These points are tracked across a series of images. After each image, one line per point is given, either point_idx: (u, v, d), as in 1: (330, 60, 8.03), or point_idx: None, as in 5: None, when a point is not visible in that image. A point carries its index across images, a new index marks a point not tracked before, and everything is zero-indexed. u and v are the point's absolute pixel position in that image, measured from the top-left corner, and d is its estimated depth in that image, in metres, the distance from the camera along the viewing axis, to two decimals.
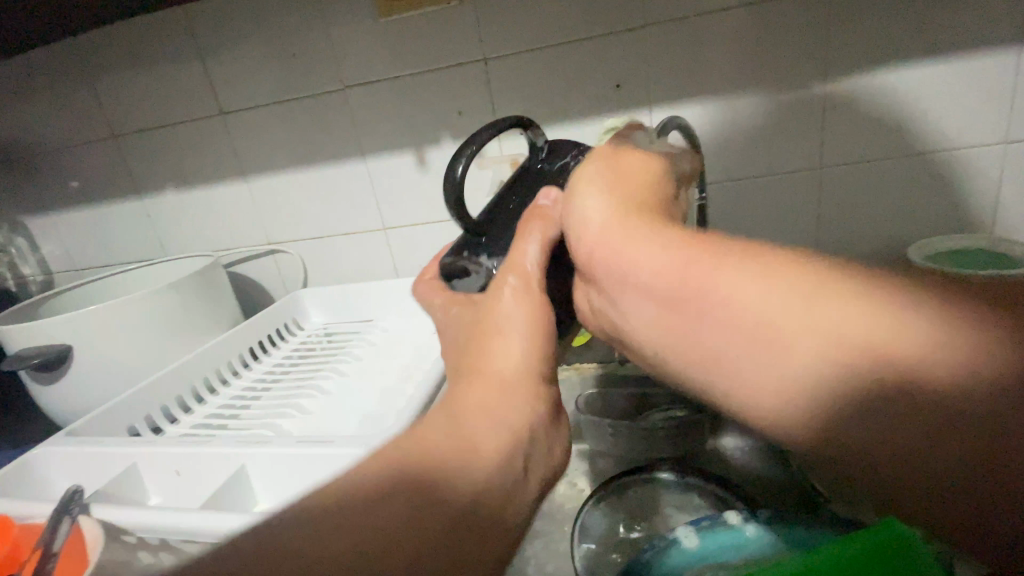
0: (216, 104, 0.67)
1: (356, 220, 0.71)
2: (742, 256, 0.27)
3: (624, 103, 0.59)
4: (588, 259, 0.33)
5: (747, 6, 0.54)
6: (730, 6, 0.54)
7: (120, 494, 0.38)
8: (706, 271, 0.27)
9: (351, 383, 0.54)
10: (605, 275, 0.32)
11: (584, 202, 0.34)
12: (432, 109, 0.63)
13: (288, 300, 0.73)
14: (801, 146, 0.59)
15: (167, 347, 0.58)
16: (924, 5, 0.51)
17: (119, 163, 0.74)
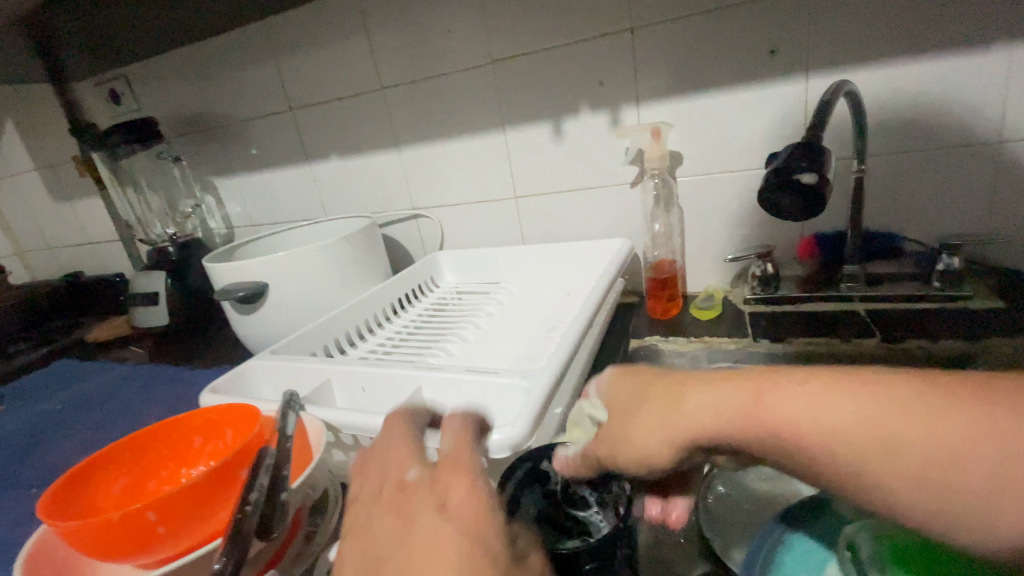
0: (377, 80, 0.75)
1: (492, 188, 0.76)
2: (677, 398, 0.27)
3: (778, 69, 0.57)
4: (644, 462, 0.28)
5: None
6: None
7: (320, 400, 0.46)
8: (688, 412, 0.26)
9: (488, 333, 0.60)
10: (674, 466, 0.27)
11: (630, 438, 0.28)
12: (573, 79, 0.65)
13: (427, 260, 0.80)
14: (984, 113, 0.52)
15: (337, 290, 0.67)
16: None
17: (292, 133, 0.86)
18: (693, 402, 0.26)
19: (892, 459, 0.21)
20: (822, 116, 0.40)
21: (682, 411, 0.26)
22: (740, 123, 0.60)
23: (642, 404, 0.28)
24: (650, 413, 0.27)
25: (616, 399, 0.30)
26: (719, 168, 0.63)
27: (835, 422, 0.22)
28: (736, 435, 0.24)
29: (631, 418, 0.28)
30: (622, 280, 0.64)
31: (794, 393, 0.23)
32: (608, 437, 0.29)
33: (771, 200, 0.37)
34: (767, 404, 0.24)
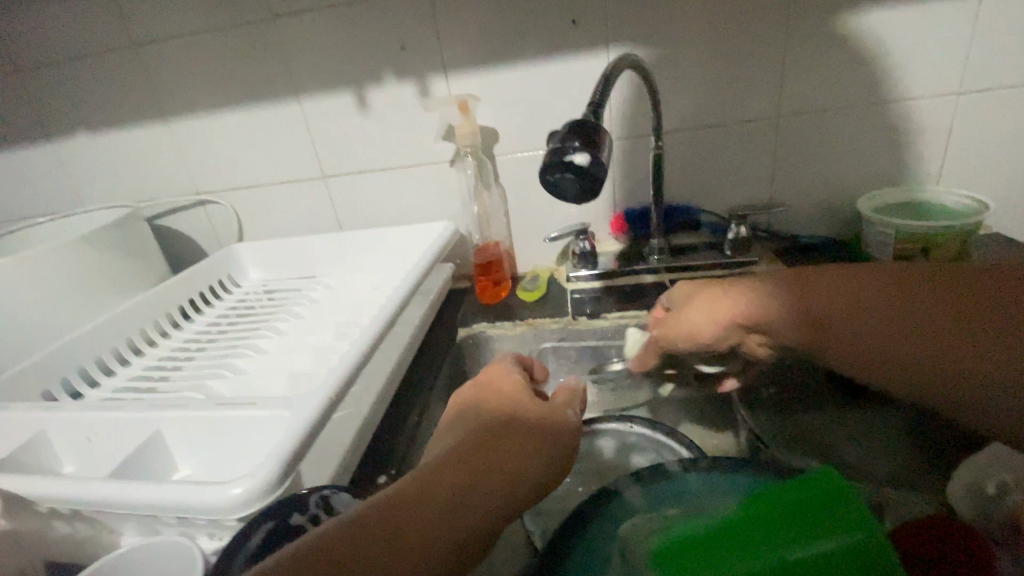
0: (127, 35, 0.60)
1: (295, 167, 0.66)
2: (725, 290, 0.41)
3: (581, 41, 0.55)
4: (699, 337, 0.42)
5: None
6: None
7: (21, 464, 0.34)
8: (729, 297, 0.41)
9: (289, 340, 0.52)
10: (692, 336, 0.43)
11: (688, 320, 0.43)
12: (372, 43, 0.57)
13: (222, 254, 0.68)
14: (756, 93, 0.57)
15: (83, 304, 0.54)
16: None
17: (15, 100, 0.65)
18: (729, 296, 0.41)
19: (911, 324, 0.32)
20: (602, 92, 0.39)
21: (722, 303, 0.41)
22: (550, 97, 0.58)
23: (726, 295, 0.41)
24: (709, 301, 0.41)
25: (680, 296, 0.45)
26: (535, 145, 0.61)
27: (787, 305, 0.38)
28: (763, 310, 0.39)
29: (700, 307, 0.42)
30: (443, 265, 0.59)
31: (829, 288, 0.36)
32: (682, 330, 0.43)
33: (551, 180, 0.34)
34: (778, 288, 0.39)
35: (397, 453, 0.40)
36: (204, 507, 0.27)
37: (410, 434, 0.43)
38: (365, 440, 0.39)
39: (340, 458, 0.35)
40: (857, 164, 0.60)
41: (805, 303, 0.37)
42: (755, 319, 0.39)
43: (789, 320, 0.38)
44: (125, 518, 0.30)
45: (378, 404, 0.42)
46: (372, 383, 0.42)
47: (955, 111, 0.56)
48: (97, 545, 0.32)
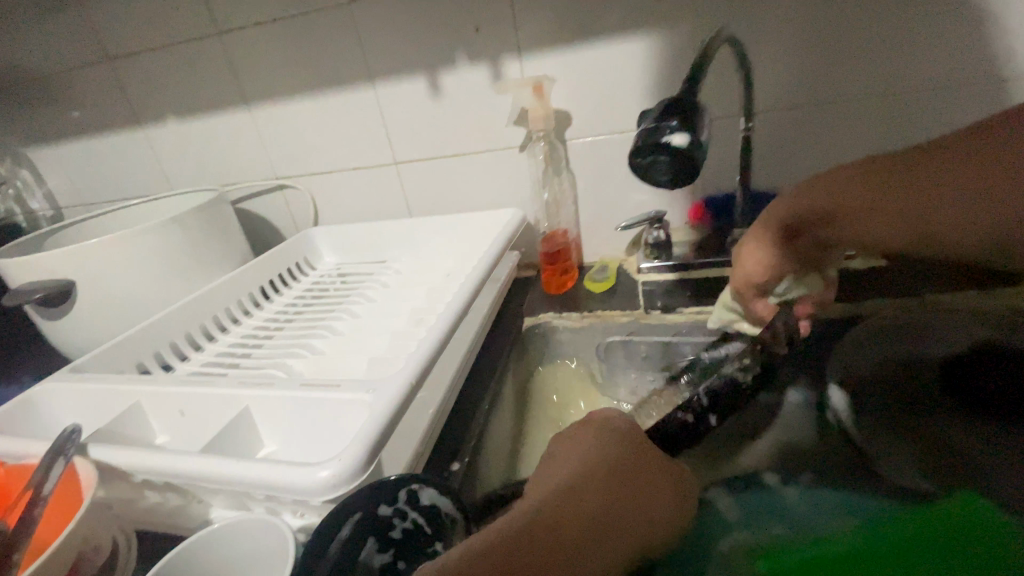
0: (212, 21, 0.62)
1: (367, 153, 0.66)
2: (868, 180, 0.37)
3: (665, 16, 0.51)
4: (826, 214, 0.39)
5: None
6: None
7: (118, 433, 0.36)
8: (859, 196, 0.37)
9: (364, 323, 0.52)
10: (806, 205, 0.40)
11: (818, 203, 0.39)
12: (447, 25, 0.56)
13: (299, 239, 0.70)
14: (866, 68, 0.51)
15: (175, 283, 0.57)
16: None
17: (116, 89, 0.71)
18: (893, 203, 0.36)
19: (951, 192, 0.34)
20: (698, 67, 0.36)
21: (844, 199, 0.38)
22: (631, 76, 0.55)
23: (840, 172, 0.39)
24: (857, 171, 0.38)
25: (828, 201, 0.39)
26: (610, 129, 0.58)
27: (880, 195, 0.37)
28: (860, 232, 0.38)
29: (851, 178, 0.38)
30: (512, 252, 0.58)
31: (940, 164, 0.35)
32: (804, 209, 0.40)
33: (643, 166, 0.32)
34: (924, 166, 0.35)
35: (470, 441, 0.39)
36: (293, 488, 0.27)
37: (481, 422, 0.42)
38: (436, 427, 0.38)
39: (415, 445, 0.35)
40: None
41: (876, 181, 0.37)
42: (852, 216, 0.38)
43: (890, 200, 0.36)
44: (216, 493, 0.31)
45: (450, 392, 0.41)
46: (443, 370, 0.42)
47: None
48: (191, 513, 0.33)
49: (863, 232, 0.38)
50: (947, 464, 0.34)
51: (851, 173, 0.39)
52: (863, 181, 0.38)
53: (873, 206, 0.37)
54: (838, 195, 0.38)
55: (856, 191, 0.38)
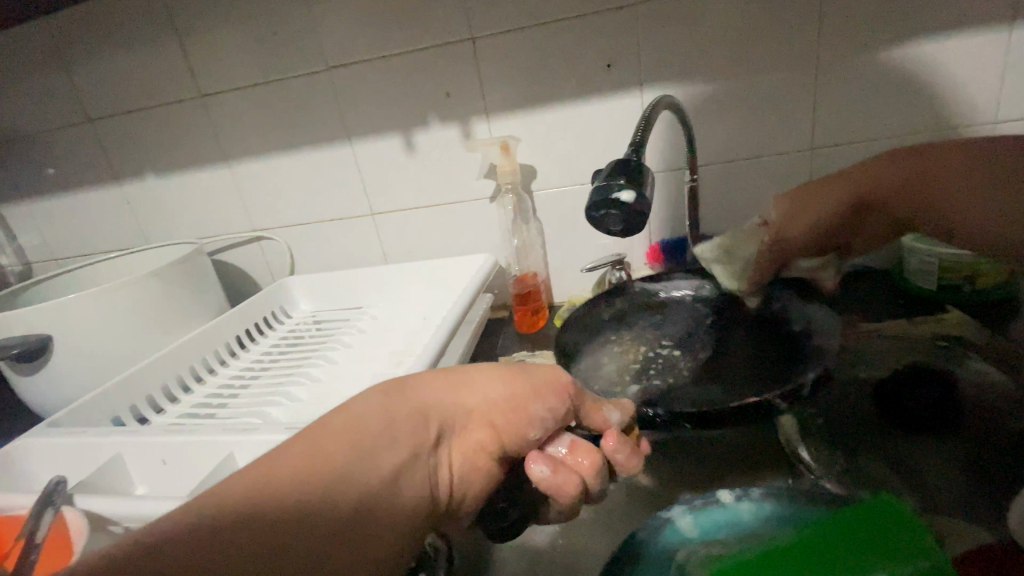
0: (196, 85, 0.66)
1: (344, 205, 0.70)
2: (922, 160, 0.45)
3: (615, 83, 0.58)
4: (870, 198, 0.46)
5: None
6: None
7: (99, 484, 0.37)
8: (929, 168, 0.44)
9: (342, 368, 0.54)
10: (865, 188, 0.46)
11: (898, 168, 0.45)
12: (420, 90, 0.61)
13: (275, 288, 0.71)
14: (792, 126, 0.58)
15: (152, 335, 0.58)
16: None
17: (96, 147, 0.73)
18: (885, 175, 0.46)
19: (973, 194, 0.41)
20: (642, 132, 0.41)
21: (882, 180, 0.46)
22: (588, 134, 0.61)
23: (883, 161, 0.46)
24: (903, 165, 0.45)
25: (892, 180, 0.45)
26: (572, 180, 0.63)
27: (908, 176, 0.45)
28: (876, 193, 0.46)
29: (900, 159, 0.45)
30: (485, 295, 0.61)
31: (947, 160, 0.43)
32: (835, 194, 0.47)
33: (597, 218, 0.36)
34: (930, 163, 0.44)
35: None
36: None
37: None
38: None
39: None
40: None
41: (927, 168, 0.44)
42: (920, 198, 0.44)
43: (936, 185, 0.43)
44: None
45: None
46: None
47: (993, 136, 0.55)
48: None
49: (897, 210, 0.46)
50: (888, 477, 0.37)
51: (888, 160, 0.46)
52: (913, 171, 0.44)
53: (942, 181, 0.43)
54: (902, 172, 0.45)
55: (909, 166, 0.45)
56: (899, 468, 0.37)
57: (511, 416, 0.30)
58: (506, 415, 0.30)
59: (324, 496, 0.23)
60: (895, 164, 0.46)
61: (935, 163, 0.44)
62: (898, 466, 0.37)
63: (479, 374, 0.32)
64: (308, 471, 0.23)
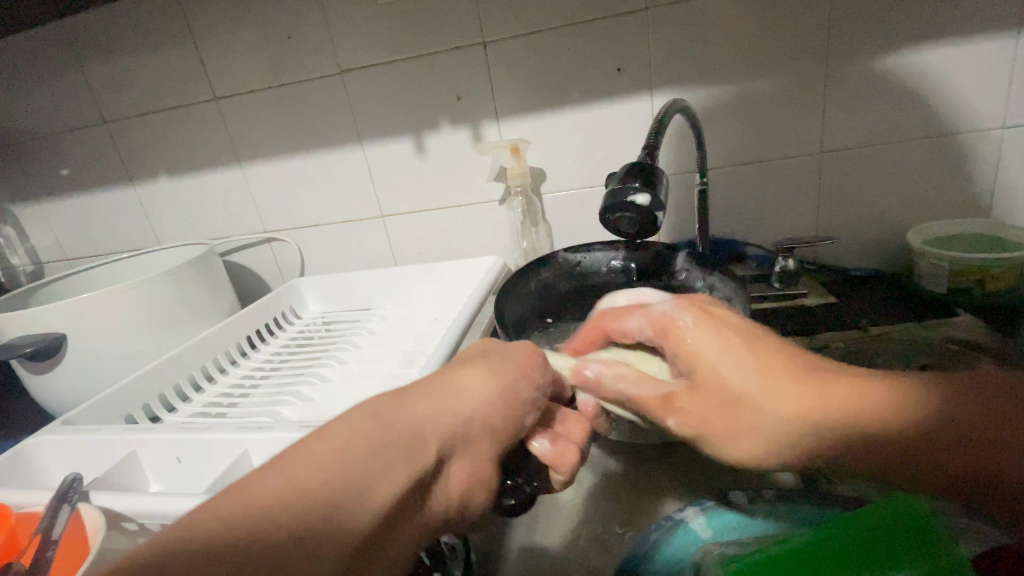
0: (209, 88, 0.66)
1: (354, 208, 0.70)
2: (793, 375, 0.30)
3: (625, 87, 0.58)
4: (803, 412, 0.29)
5: None
6: None
7: (114, 481, 0.37)
8: (805, 384, 0.30)
9: (353, 368, 0.54)
10: (745, 389, 0.30)
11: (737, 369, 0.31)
12: (431, 93, 0.62)
13: (286, 289, 0.72)
14: (801, 131, 0.58)
15: (165, 334, 0.58)
16: None
17: (109, 149, 0.74)
18: (790, 398, 0.30)
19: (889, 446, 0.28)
20: (654, 135, 0.41)
21: (808, 391, 0.30)
22: (597, 138, 0.61)
23: (835, 385, 0.30)
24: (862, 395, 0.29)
25: (781, 379, 0.30)
26: (581, 184, 0.64)
27: (853, 408, 0.29)
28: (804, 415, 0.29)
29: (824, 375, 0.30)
30: (494, 297, 0.61)
31: (872, 398, 0.29)
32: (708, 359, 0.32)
33: (610, 219, 0.36)
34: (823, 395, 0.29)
35: None
36: None
37: None
38: None
39: None
40: (909, 200, 0.59)
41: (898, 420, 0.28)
42: (811, 397, 0.30)
43: (852, 407, 0.29)
44: None
45: None
46: None
47: (1003, 142, 0.55)
48: None
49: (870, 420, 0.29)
50: None
51: (880, 389, 0.29)
52: (800, 405, 0.30)
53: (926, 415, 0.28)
54: (877, 404, 0.29)
55: (891, 409, 0.28)
56: None
57: (505, 414, 0.28)
58: (504, 417, 0.28)
59: (325, 531, 0.20)
60: (801, 385, 0.30)
61: (859, 397, 0.29)
62: None
63: (473, 372, 0.29)
64: (295, 496, 0.20)
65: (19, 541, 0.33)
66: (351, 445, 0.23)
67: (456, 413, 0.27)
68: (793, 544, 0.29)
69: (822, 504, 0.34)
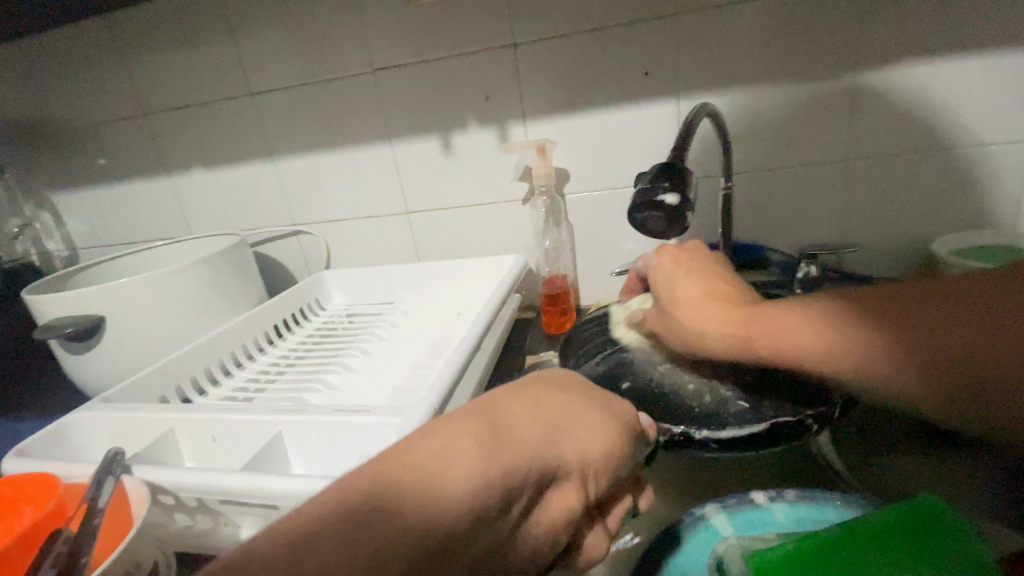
0: (246, 83, 0.69)
1: (381, 204, 0.72)
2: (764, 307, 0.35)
3: (652, 91, 0.59)
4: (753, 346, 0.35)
5: None
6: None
7: (151, 456, 0.39)
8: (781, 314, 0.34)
9: (376, 359, 0.56)
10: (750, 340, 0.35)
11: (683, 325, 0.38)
12: (460, 93, 0.63)
13: (311, 281, 0.73)
14: (828, 138, 0.58)
15: (197, 320, 0.60)
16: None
17: (147, 141, 0.76)
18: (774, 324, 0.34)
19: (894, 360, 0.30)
20: (684, 137, 0.42)
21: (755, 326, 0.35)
22: (622, 141, 0.62)
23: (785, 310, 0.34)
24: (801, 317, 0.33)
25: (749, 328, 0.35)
26: (604, 186, 0.64)
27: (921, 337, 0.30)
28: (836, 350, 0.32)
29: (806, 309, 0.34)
30: (517, 295, 0.62)
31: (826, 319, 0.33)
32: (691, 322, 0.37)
33: (640, 220, 0.37)
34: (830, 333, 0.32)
35: None
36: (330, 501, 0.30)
37: None
38: None
39: None
40: (935, 210, 0.59)
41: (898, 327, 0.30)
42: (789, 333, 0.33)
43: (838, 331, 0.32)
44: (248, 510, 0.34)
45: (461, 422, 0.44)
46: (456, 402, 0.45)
47: None
48: (219, 534, 0.35)
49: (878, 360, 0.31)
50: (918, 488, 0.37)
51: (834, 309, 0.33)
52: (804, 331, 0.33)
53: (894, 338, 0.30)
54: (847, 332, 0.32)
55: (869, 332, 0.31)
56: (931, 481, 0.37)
57: (601, 468, 0.26)
58: (598, 470, 0.26)
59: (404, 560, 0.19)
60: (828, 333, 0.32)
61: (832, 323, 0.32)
62: (932, 476, 0.38)
63: (572, 414, 0.27)
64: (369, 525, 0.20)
65: (67, 510, 0.34)
66: (438, 476, 0.21)
67: (555, 457, 0.24)
68: (816, 540, 0.29)
69: (844, 505, 0.34)
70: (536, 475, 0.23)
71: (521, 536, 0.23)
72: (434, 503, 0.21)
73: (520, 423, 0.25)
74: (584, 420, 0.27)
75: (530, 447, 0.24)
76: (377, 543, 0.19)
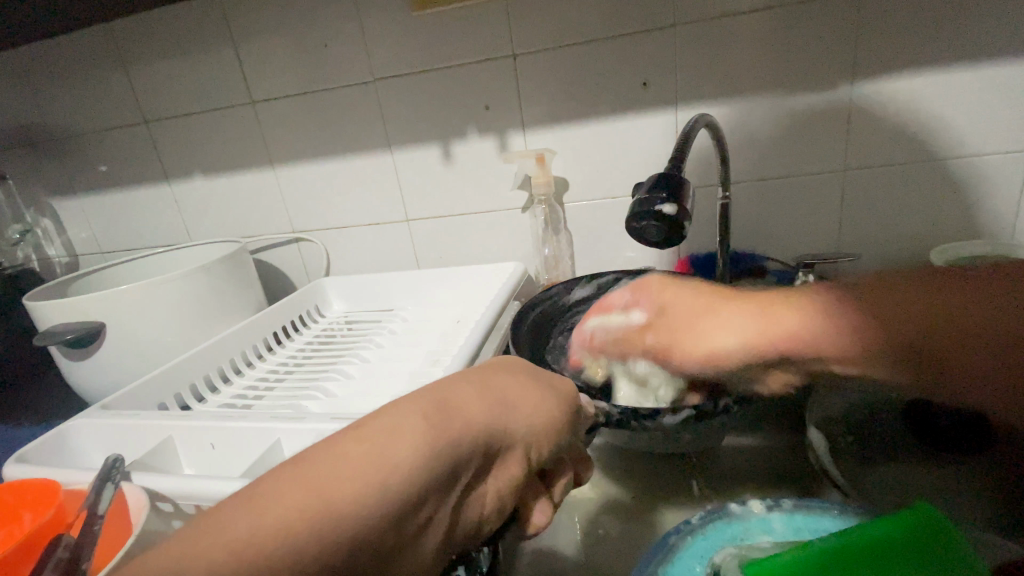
0: (247, 91, 0.69)
1: (381, 211, 0.72)
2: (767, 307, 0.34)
3: (650, 101, 0.60)
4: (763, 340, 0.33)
5: (766, 10, 0.54)
6: (742, 11, 0.55)
7: (150, 463, 0.39)
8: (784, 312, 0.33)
9: (374, 366, 0.56)
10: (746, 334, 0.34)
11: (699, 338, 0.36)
12: (460, 102, 0.64)
13: (311, 288, 0.74)
14: (824, 148, 0.59)
15: (197, 326, 0.60)
16: (947, 13, 0.51)
17: (148, 148, 0.77)
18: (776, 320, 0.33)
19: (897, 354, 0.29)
20: (682, 148, 0.42)
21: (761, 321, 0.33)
22: (621, 150, 0.62)
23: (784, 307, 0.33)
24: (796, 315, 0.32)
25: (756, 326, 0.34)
26: (603, 194, 0.65)
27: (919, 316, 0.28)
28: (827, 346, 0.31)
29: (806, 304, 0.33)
30: (516, 303, 0.63)
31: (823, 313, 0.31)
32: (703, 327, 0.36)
33: (637, 229, 0.37)
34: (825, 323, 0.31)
35: None
36: None
37: None
38: None
39: None
40: (931, 219, 0.59)
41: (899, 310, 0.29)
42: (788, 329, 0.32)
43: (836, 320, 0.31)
44: None
45: None
46: None
47: None
48: None
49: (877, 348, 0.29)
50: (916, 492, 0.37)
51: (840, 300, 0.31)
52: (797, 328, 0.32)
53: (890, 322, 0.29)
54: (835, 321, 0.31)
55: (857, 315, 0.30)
56: (929, 487, 0.37)
57: (545, 439, 0.27)
58: (544, 443, 0.26)
59: (349, 536, 0.19)
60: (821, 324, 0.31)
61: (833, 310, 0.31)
62: (930, 482, 0.38)
63: (519, 391, 0.27)
64: (320, 508, 0.19)
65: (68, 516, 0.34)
66: (383, 452, 0.21)
67: (504, 432, 0.25)
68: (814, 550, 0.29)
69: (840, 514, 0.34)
70: (482, 447, 0.24)
71: (465, 508, 0.24)
72: (387, 482, 0.20)
73: (466, 402, 0.25)
74: (526, 392, 0.27)
75: (476, 423, 0.24)
76: (323, 522, 0.19)
